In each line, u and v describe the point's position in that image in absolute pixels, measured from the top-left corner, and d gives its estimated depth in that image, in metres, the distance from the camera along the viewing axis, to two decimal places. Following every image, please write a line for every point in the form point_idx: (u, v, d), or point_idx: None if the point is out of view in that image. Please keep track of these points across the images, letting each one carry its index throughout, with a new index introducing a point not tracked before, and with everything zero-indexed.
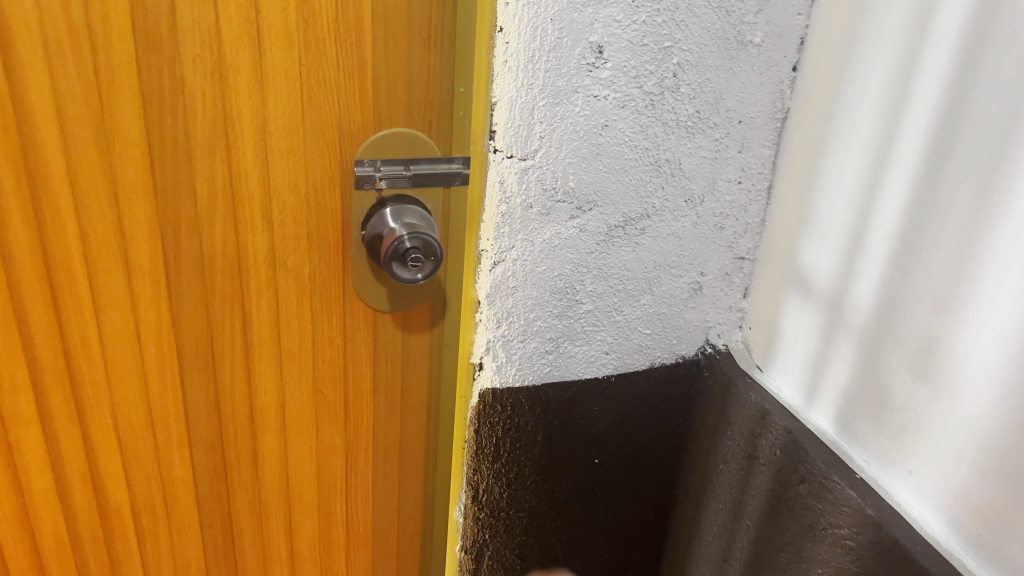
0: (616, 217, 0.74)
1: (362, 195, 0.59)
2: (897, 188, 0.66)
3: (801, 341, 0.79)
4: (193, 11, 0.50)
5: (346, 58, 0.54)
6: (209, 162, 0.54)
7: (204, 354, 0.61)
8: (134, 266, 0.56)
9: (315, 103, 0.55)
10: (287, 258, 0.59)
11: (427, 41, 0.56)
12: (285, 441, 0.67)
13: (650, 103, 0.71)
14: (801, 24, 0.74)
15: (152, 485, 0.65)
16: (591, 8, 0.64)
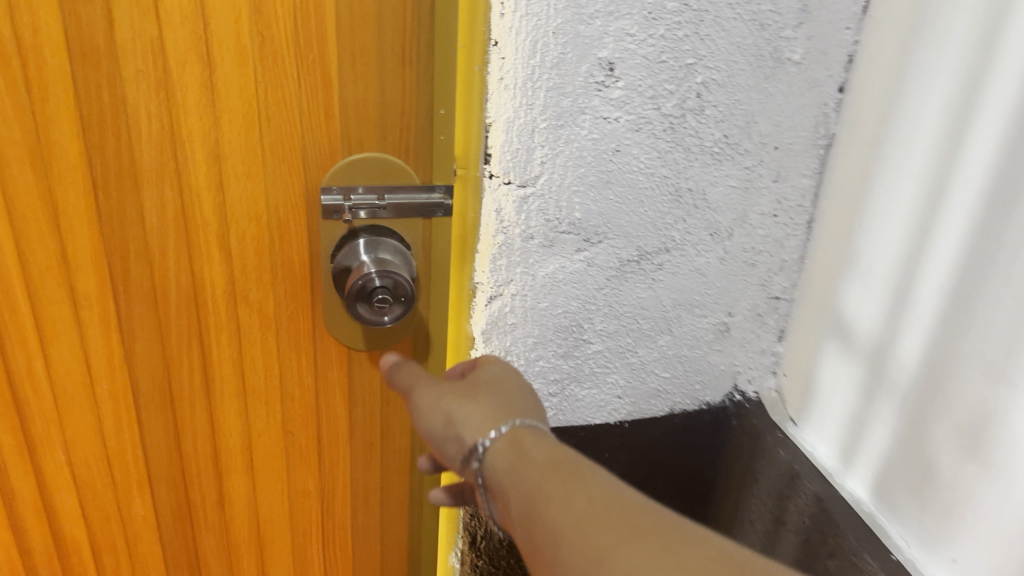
0: (630, 250, 0.67)
1: (331, 225, 0.57)
2: (951, 232, 0.57)
3: (838, 395, 0.70)
4: (133, 23, 0.49)
5: (308, 73, 0.52)
6: (158, 188, 0.53)
7: (162, 393, 0.60)
8: (80, 297, 0.56)
9: (273, 124, 0.53)
10: (249, 291, 0.58)
11: (402, 57, 0.54)
12: (254, 487, 0.65)
13: (670, 126, 0.63)
14: (850, 40, 0.65)
15: (110, 526, 0.64)
16: (600, 20, 0.57)
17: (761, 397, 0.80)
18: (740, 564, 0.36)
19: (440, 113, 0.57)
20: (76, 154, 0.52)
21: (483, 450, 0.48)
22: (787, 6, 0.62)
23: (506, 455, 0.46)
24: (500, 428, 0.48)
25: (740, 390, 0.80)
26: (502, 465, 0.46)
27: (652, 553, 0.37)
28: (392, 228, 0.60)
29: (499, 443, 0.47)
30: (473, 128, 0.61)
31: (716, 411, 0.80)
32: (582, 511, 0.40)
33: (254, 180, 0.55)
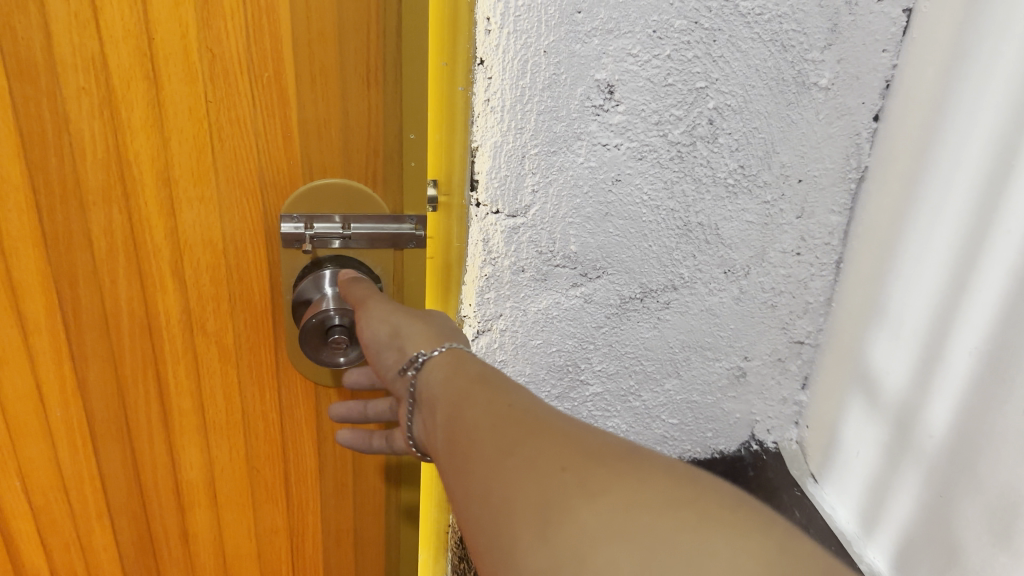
0: (632, 287, 0.62)
1: (293, 254, 0.56)
2: (988, 288, 0.50)
3: (862, 455, 0.63)
4: (72, 39, 0.48)
5: (263, 91, 0.51)
6: (105, 213, 0.53)
7: (118, 423, 0.61)
8: (29, 325, 0.56)
9: (227, 146, 0.52)
10: (206, 321, 0.58)
11: (366, 76, 0.52)
12: (217, 517, 0.67)
13: (677, 154, 0.57)
14: (887, 64, 0.58)
15: (71, 553, 0.66)
16: (597, 39, 0.52)
17: (780, 448, 0.73)
18: (631, 454, 0.30)
19: (411, 138, 0.55)
20: (19, 175, 0.51)
21: (422, 360, 0.40)
22: (813, 26, 0.55)
23: (442, 369, 0.39)
24: (441, 346, 0.41)
25: (758, 439, 0.73)
26: (434, 378, 0.39)
27: (551, 446, 0.30)
28: (361, 259, 0.58)
29: (439, 359, 0.40)
30: (458, 153, 0.56)
31: (732, 461, 0.73)
32: (494, 415, 0.34)
33: (206, 210, 0.54)
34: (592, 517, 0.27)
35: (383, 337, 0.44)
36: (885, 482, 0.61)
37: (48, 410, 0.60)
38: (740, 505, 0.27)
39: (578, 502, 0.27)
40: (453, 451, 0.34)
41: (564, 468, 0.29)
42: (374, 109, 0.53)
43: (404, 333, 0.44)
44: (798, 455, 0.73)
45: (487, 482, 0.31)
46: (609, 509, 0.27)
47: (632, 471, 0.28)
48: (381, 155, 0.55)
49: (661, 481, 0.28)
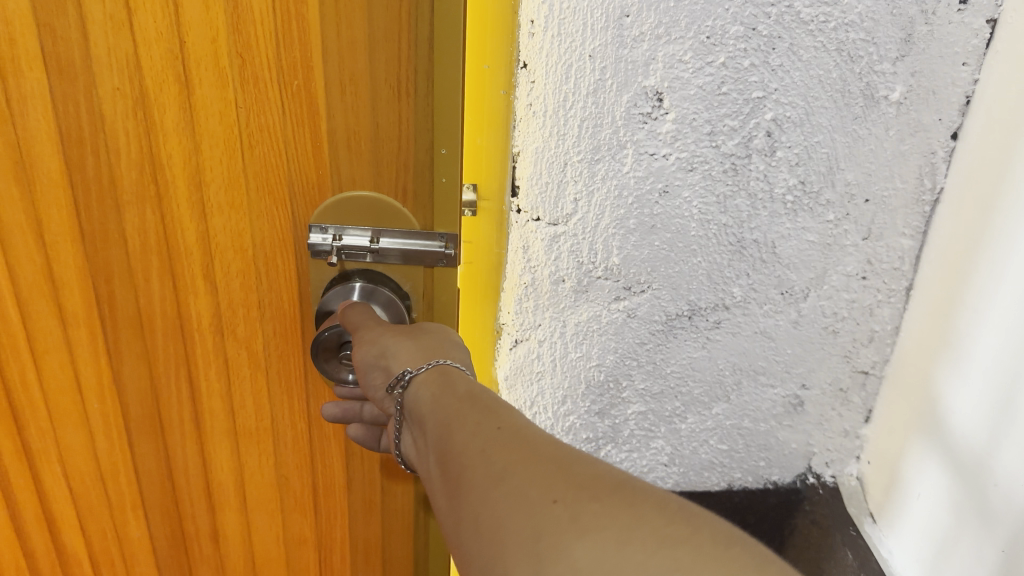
0: (679, 304, 0.59)
1: (321, 267, 0.57)
2: None
3: (925, 498, 0.59)
4: (108, 38, 0.49)
5: (294, 99, 0.51)
6: (138, 211, 0.55)
7: (153, 419, 0.63)
8: (68, 315, 0.59)
9: (257, 153, 0.53)
10: (236, 327, 0.59)
11: (397, 87, 0.51)
12: (247, 518, 0.68)
13: (732, 167, 0.54)
14: (969, 78, 0.54)
15: (108, 538, 0.70)
16: (646, 43, 0.50)
17: (838, 483, 0.68)
18: (624, 485, 0.28)
19: (442, 153, 0.53)
20: (59, 172, 0.54)
21: (409, 378, 0.43)
22: (884, 35, 0.52)
23: (430, 388, 0.41)
24: (428, 362, 0.43)
25: (816, 472, 0.68)
26: (423, 398, 0.41)
27: (542, 476, 0.30)
28: (389, 274, 0.57)
29: (427, 375, 0.42)
30: (498, 159, 0.55)
31: (785, 492, 0.68)
32: (485, 439, 0.33)
33: (235, 217, 0.55)
34: (582, 551, 0.26)
35: (371, 357, 0.47)
36: (944, 530, 0.57)
37: (86, 403, 0.63)
38: (737, 543, 0.25)
39: (568, 538, 0.26)
40: (448, 477, 0.34)
41: (555, 499, 0.28)
42: (406, 122, 0.52)
43: (403, 362, 0.44)
44: (858, 491, 0.68)
45: (479, 508, 0.30)
46: (599, 546, 0.26)
47: (624, 507, 0.27)
48: (410, 169, 0.54)
49: (654, 516, 0.26)
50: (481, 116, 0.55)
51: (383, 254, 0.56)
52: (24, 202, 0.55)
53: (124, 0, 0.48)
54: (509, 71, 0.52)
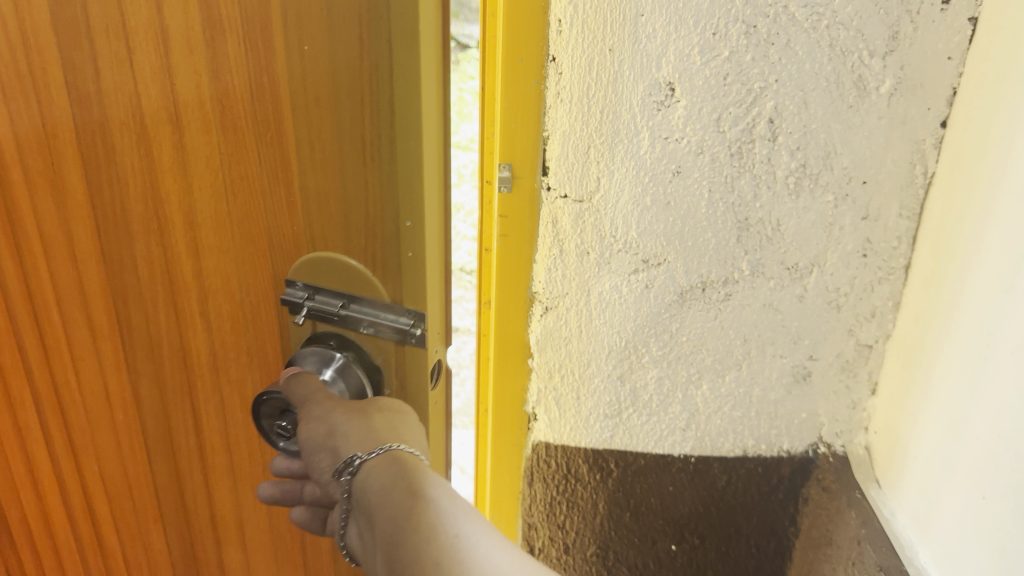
0: (691, 278, 0.66)
1: (299, 328, 0.61)
2: None
3: (920, 459, 0.64)
4: (115, 77, 0.57)
5: (269, 150, 0.55)
6: (146, 246, 0.63)
7: (164, 431, 0.72)
8: (96, 327, 0.69)
9: (241, 202, 0.58)
10: (229, 368, 0.66)
11: (362, 150, 0.52)
12: (246, 550, 0.76)
13: (738, 151, 0.62)
14: (955, 71, 0.59)
15: (133, 540, 0.80)
16: (658, 39, 0.59)
17: (848, 452, 0.72)
18: None
19: (407, 226, 0.54)
20: (85, 199, 0.63)
21: (359, 464, 0.50)
22: (872, 32, 0.59)
23: (382, 472, 0.49)
24: (379, 448, 0.50)
25: (827, 442, 0.72)
26: (374, 488, 0.48)
27: None
28: (362, 343, 0.59)
29: (378, 460, 0.49)
30: (530, 142, 0.64)
31: (798, 461, 0.73)
32: (438, 552, 0.43)
33: (226, 264, 0.61)
34: None
35: (319, 437, 0.52)
36: (933, 486, 0.61)
37: (113, 410, 0.73)
38: None
39: None
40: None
41: None
42: (370, 187, 0.53)
43: (352, 445, 0.51)
44: (866, 459, 0.72)
45: None
46: None
47: None
48: (379, 238, 0.55)
49: None
50: (515, 106, 0.63)
51: (351, 320, 0.58)
52: (59, 221, 0.65)
53: (127, 47, 0.55)
54: (539, 65, 0.61)
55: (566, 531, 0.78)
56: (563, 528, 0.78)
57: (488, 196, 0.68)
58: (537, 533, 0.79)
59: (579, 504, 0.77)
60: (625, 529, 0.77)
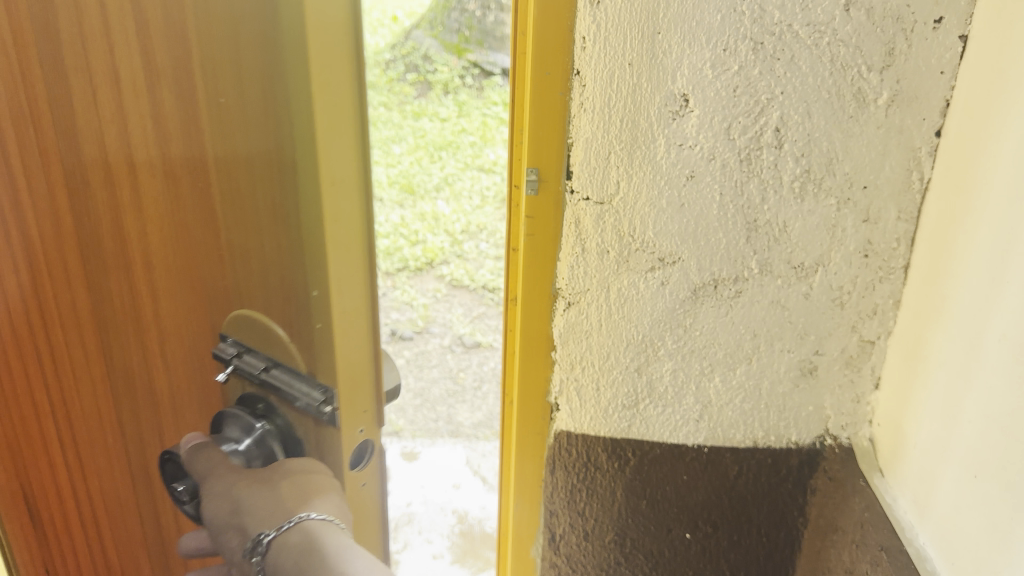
0: (704, 276, 0.71)
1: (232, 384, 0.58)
2: (1009, 286, 0.55)
3: (919, 447, 0.67)
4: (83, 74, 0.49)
5: (201, 199, 0.51)
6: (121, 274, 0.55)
7: (143, 468, 0.63)
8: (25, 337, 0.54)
9: (182, 245, 0.53)
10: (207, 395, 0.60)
11: (274, 210, 0.47)
12: None
13: (747, 158, 0.67)
14: (947, 84, 0.65)
15: None
16: (674, 54, 0.65)
17: (853, 444, 0.76)
18: None
19: (315, 295, 0.47)
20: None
21: (265, 541, 0.49)
22: (870, 49, 0.64)
23: (291, 550, 0.48)
24: (290, 519, 0.50)
25: (833, 434, 0.77)
26: (285, 565, 0.48)
27: None
28: (281, 410, 0.54)
29: (287, 534, 0.49)
30: (555, 148, 0.70)
31: (806, 452, 0.78)
32: None
33: (175, 311, 0.56)
34: None
35: (225, 514, 0.52)
36: (931, 470, 0.65)
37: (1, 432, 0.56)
38: None
39: None
40: None
41: None
42: (282, 250, 0.48)
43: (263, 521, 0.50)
44: (870, 451, 0.75)
45: None
46: None
47: None
48: (293, 302, 0.49)
49: None
50: (543, 116, 0.69)
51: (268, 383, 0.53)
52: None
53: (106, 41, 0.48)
54: (565, 78, 0.67)
55: (585, 519, 0.83)
56: (582, 515, 0.83)
57: (515, 200, 0.73)
58: (557, 521, 0.84)
59: (598, 491, 0.81)
60: (641, 517, 0.81)
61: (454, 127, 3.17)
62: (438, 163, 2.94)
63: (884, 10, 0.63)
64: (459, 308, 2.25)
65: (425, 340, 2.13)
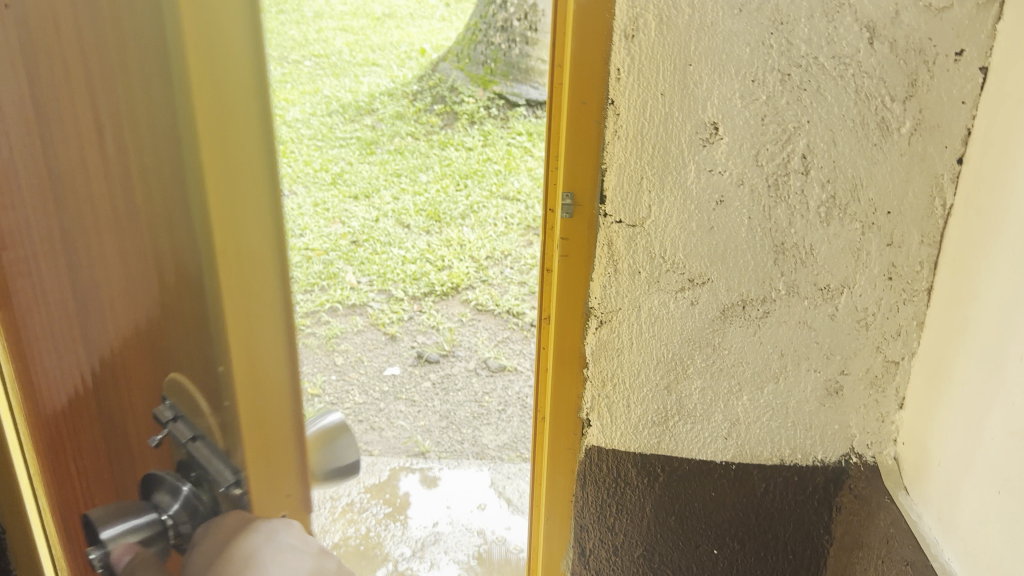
0: (733, 296, 0.74)
1: None
2: None
3: (943, 463, 0.69)
4: None
5: None
6: None
7: None
8: None
9: None
10: None
11: None
12: None
13: (774, 183, 0.70)
14: (968, 114, 0.67)
15: None
16: (705, 84, 0.68)
17: (878, 461, 0.79)
18: None
19: None
20: None
21: None
22: (894, 79, 0.67)
23: None
24: None
25: (858, 453, 0.79)
26: None
27: None
28: None
29: None
30: (588, 172, 0.72)
31: (832, 470, 0.80)
32: None
33: None
34: None
35: None
36: (956, 487, 0.67)
37: None
38: None
39: None
40: None
41: None
42: None
43: None
44: (894, 469, 0.78)
45: None
46: None
47: None
48: None
49: None
50: (578, 142, 0.71)
51: None
52: None
53: None
54: (599, 106, 0.70)
55: (614, 533, 0.85)
56: (612, 530, 0.85)
57: (550, 224, 0.76)
58: (586, 534, 0.86)
59: (627, 507, 0.83)
60: (669, 531, 0.84)
61: (479, 155, 3.21)
62: (463, 191, 2.98)
63: (907, 43, 0.66)
64: (484, 331, 2.24)
65: (450, 364, 2.09)
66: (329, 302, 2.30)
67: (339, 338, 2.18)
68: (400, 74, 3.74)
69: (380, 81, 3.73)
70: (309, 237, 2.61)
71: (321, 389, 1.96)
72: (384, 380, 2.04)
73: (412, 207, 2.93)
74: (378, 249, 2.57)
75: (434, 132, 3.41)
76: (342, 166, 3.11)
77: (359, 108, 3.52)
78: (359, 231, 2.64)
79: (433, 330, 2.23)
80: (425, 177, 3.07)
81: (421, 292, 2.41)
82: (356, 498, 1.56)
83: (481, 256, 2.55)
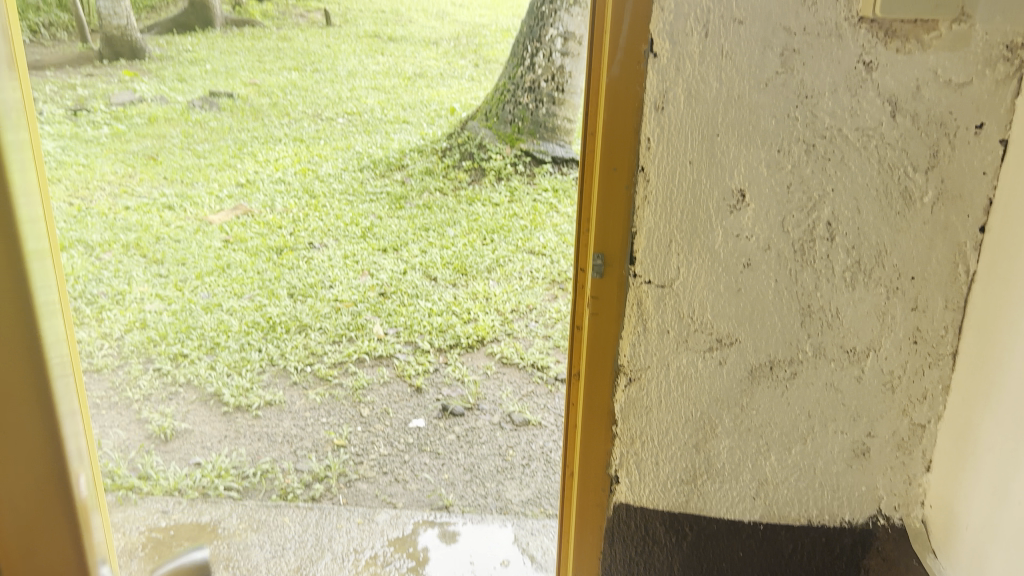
0: (761, 357, 0.76)
1: None
2: None
3: (971, 528, 0.70)
4: None
5: None
6: None
7: None
8: None
9: None
10: None
11: None
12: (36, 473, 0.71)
13: (801, 248, 0.73)
14: (989, 185, 0.70)
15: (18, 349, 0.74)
16: (732, 153, 0.71)
17: (906, 524, 0.80)
18: None
19: None
20: None
21: None
22: (916, 151, 0.69)
23: None
24: None
25: (886, 514, 0.80)
26: None
27: None
28: None
29: None
30: (619, 234, 0.75)
31: (860, 531, 0.81)
32: None
33: None
34: None
35: None
36: (985, 553, 0.67)
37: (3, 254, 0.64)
38: None
39: None
40: None
41: None
42: None
43: None
44: (922, 532, 0.79)
45: None
46: None
47: None
48: None
49: None
50: (609, 207, 0.74)
51: None
52: None
53: None
54: (630, 173, 0.73)
55: None
56: None
57: (581, 282, 0.79)
58: None
59: (655, 565, 0.84)
60: None
61: (505, 210, 3.26)
62: (489, 245, 3.02)
63: (929, 116, 0.68)
64: (509, 385, 2.24)
65: (476, 418, 2.07)
66: (356, 353, 2.32)
67: (366, 390, 2.16)
68: (432, 131, 3.99)
69: (409, 141, 3.89)
70: (338, 288, 2.65)
71: (347, 440, 1.96)
72: (409, 433, 2.01)
73: (440, 260, 2.89)
74: (405, 300, 2.61)
75: (461, 187, 3.47)
76: (372, 220, 3.17)
77: (390, 164, 3.65)
78: (387, 284, 2.70)
79: (459, 382, 2.22)
80: (452, 231, 3.10)
81: (446, 344, 2.39)
82: (380, 551, 1.49)
83: (506, 309, 2.60)
